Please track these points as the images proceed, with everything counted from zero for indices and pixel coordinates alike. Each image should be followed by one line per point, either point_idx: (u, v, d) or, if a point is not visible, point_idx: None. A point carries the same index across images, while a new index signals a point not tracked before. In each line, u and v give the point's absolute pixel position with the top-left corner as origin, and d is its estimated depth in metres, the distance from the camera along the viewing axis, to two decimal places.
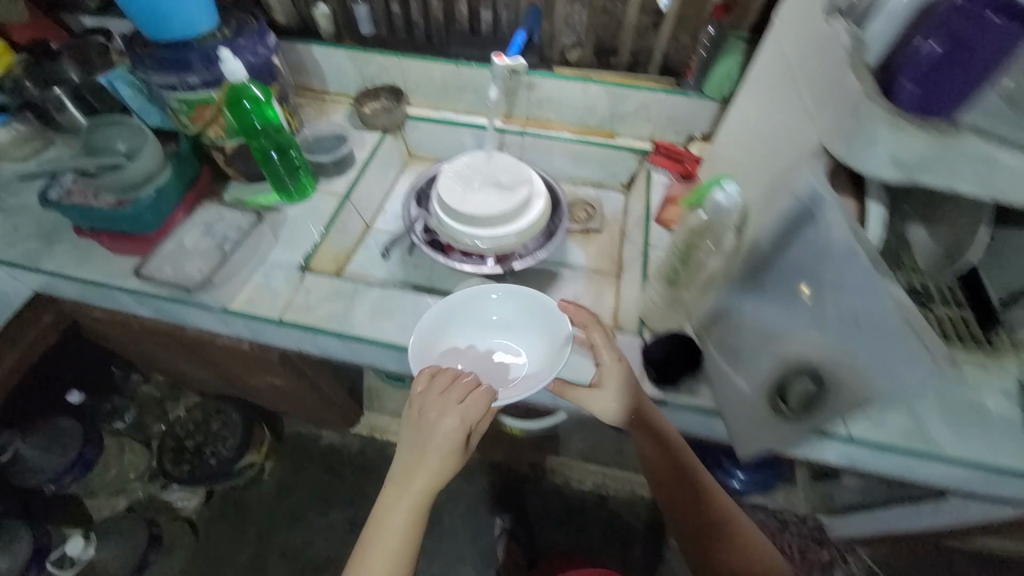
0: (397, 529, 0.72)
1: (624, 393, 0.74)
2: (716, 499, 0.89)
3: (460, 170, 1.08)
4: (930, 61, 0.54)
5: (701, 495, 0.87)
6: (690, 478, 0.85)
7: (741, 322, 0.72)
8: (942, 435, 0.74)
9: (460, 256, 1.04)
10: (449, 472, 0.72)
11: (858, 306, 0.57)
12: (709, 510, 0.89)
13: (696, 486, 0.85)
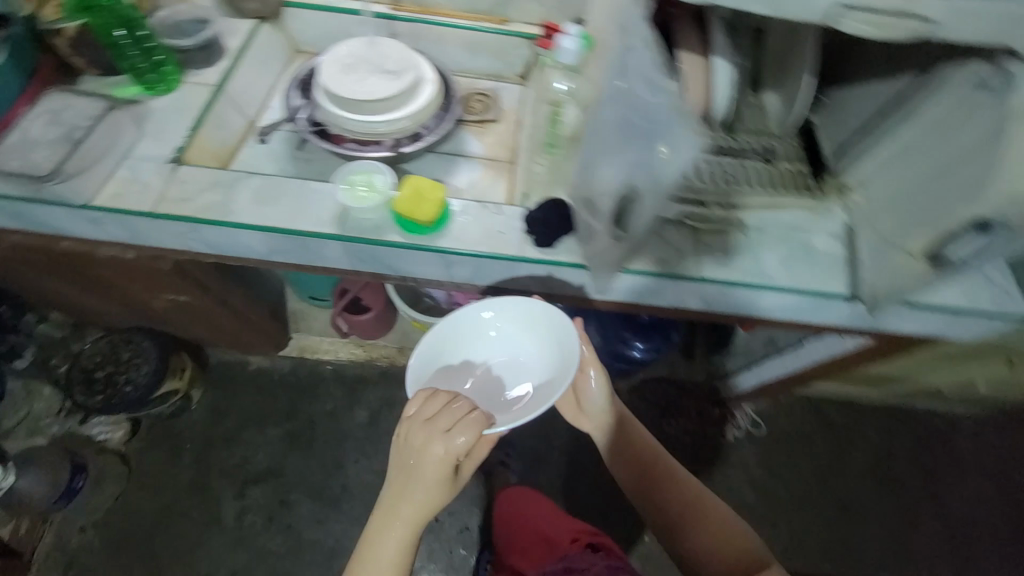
0: (388, 556, 0.77)
1: (603, 393, 0.94)
2: (705, 505, 0.92)
3: (342, 53, 1.02)
4: None
5: (691, 505, 0.92)
6: (670, 493, 0.94)
7: (593, 151, 0.72)
8: (774, 269, 0.87)
9: (352, 147, 1.03)
10: (449, 490, 0.79)
11: (652, 122, 0.58)
12: (713, 527, 0.89)
13: (678, 502, 0.93)
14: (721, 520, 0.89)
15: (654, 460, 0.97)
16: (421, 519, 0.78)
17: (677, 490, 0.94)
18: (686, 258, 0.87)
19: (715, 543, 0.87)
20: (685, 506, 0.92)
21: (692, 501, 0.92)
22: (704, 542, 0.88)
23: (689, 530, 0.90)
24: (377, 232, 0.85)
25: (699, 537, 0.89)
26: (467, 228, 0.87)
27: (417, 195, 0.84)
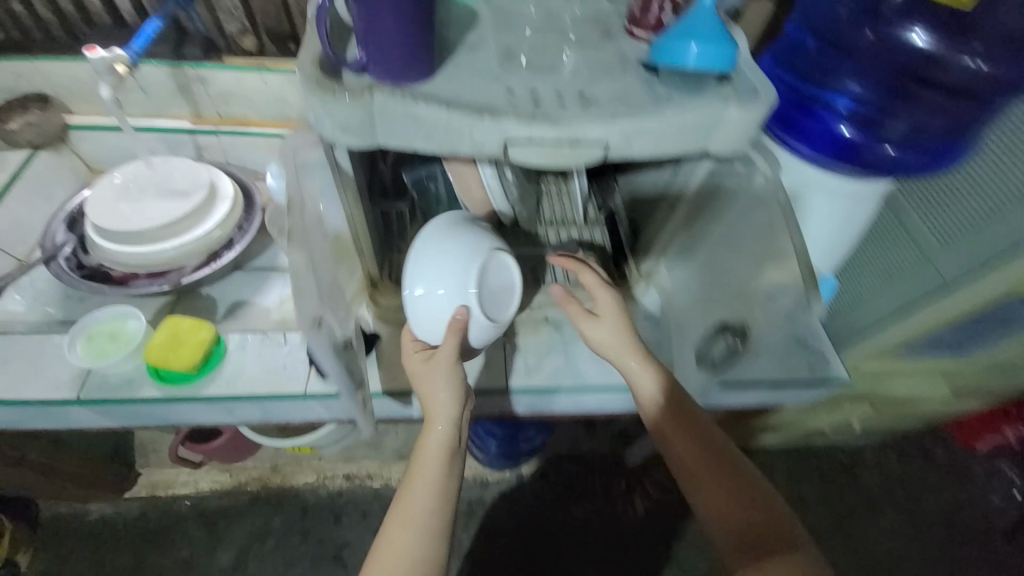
0: (409, 520, 0.67)
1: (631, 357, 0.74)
2: (763, 508, 0.71)
3: (122, 178, 0.93)
4: (371, 28, 0.47)
5: (728, 492, 0.72)
6: (705, 462, 0.73)
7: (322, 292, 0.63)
8: (588, 365, 0.83)
9: (124, 283, 0.90)
10: (442, 401, 0.69)
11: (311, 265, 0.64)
12: (750, 513, 0.70)
13: (708, 475, 0.73)
14: (780, 527, 0.70)
15: (704, 443, 0.73)
16: (435, 454, 0.69)
17: (722, 477, 0.73)
18: (495, 368, 0.82)
19: (749, 528, 0.69)
20: (727, 489, 0.72)
21: (733, 489, 0.72)
22: (729, 532, 0.70)
23: (719, 513, 0.71)
24: (125, 386, 0.72)
25: (729, 520, 0.70)
26: (242, 366, 0.76)
27: (175, 339, 0.74)
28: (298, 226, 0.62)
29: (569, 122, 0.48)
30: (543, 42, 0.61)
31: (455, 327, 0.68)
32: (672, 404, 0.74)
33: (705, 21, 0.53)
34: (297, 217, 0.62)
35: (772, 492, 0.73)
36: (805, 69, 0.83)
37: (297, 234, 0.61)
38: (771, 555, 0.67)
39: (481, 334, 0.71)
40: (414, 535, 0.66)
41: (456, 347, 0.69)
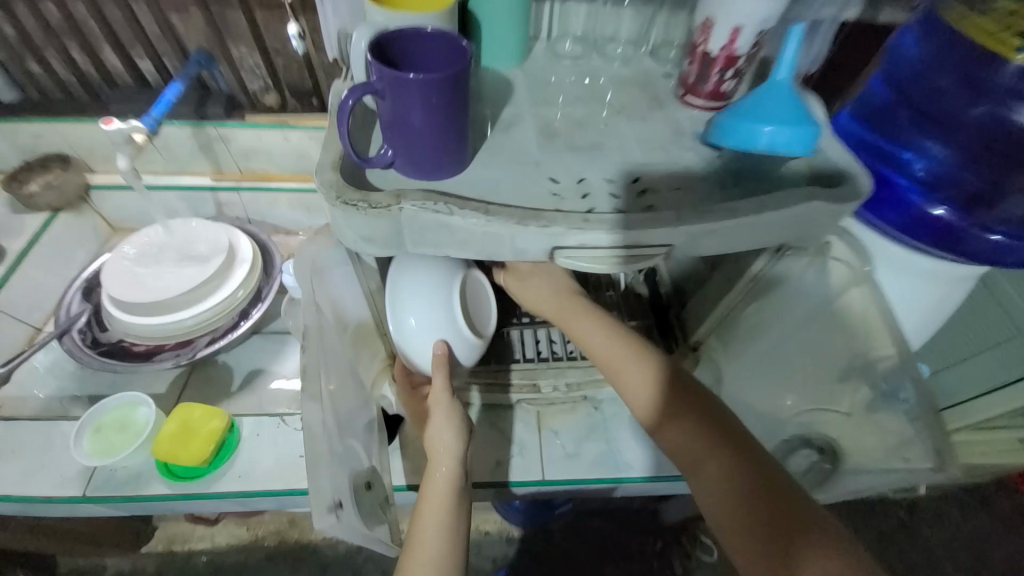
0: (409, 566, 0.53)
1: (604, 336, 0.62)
2: (767, 485, 0.50)
3: (139, 244, 0.90)
4: (401, 126, 0.41)
5: (706, 450, 0.54)
6: (676, 421, 0.56)
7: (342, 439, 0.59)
8: (632, 451, 0.75)
9: (140, 356, 0.86)
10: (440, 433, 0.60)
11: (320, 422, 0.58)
12: (739, 485, 0.51)
13: (687, 442, 0.55)
14: (800, 515, 0.48)
15: (669, 401, 0.58)
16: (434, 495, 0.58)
17: (696, 432, 0.55)
18: (529, 456, 0.75)
19: (739, 502, 0.50)
20: (703, 448, 0.54)
21: (710, 453, 0.54)
22: (715, 499, 0.51)
23: (699, 476, 0.53)
24: (131, 482, 0.69)
25: (709, 490, 0.52)
26: (255, 458, 0.71)
27: (187, 429, 0.71)
28: (313, 366, 0.58)
29: (629, 225, 0.42)
30: (590, 115, 0.55)
31: (438, 363, 0.60)
32: (637, 373, 0.60)
33: (780, 101, 0.46)
34: (313, 355, 0.59)
35: (793, 480, 0.51)
36: (874, 122, 0.61)
37: (310, 380, 0.58)
38: (782, 542, 0.46)
39: (468, 354, 0.63)
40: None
41: (447, 380, 0.61)
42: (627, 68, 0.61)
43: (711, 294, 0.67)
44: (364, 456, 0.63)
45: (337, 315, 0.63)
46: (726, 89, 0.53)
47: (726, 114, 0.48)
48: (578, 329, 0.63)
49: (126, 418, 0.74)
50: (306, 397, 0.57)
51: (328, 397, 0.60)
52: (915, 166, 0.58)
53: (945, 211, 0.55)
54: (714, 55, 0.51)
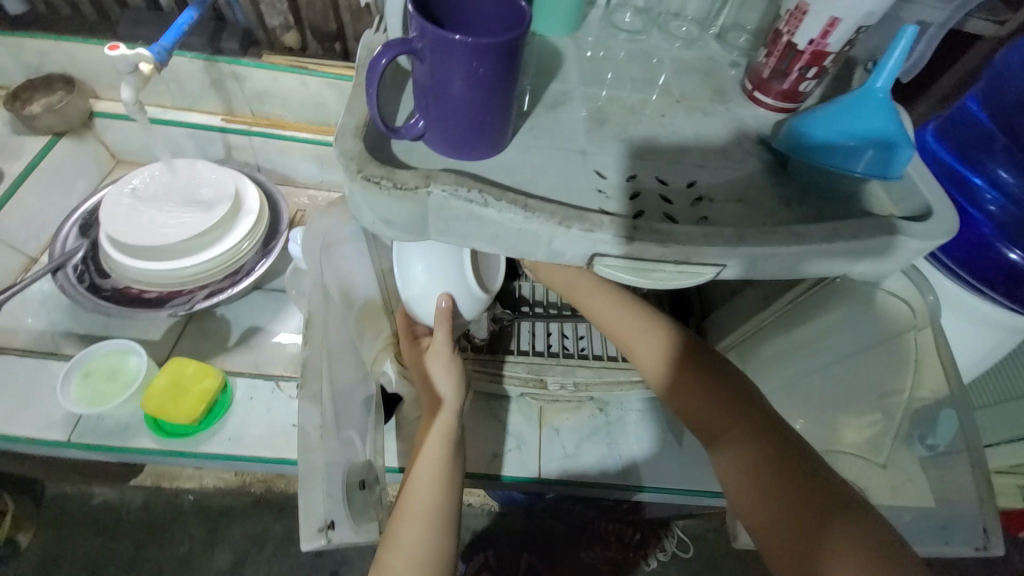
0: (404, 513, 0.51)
1: (615, 305, 0.61)
2: (784, 459, 0.48)
3: (141, 183, 0.85)
4: (437, 95, 0.35)
5: (723, 424, 0.53)
6: (693, 396, 0.56)
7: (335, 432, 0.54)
8: (635, 459, 0.73)
9: (136, 302, 0.83)
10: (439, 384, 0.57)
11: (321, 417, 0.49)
12: (755, 456, 0.49)
13: (705, 418, 0.55)
14: (818, 486, 0.45)
15: (684, 375, 0.57)
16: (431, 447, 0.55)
17: (714, 407, 0.54)
18: (527, 451, 0.72)
19: (755, 474, 0.48)
20: (721, 423, 0.54)
21: (726, 428, 0.53)
22: (736, 467, 0.50)
23: (717, 450, 0.53)
24: (119, 433, 0.70)
25: (725, 463, 0.51)
26: (245, 423, 0.72)
27: (178, 386, 0.70)
28: (314, 359, 0.51)
29: (684, 238, 0.37)
30: (647, 102, 0.49)
31: (440, 317, 0.55)
32: (651, 347, 0.59)
33: (876, 111, 0.40)
34: (313, 346, 0.51)
35: (817, 457, 0.49)
36: (957, 142, 0.54)
37: (309, 377, 0.50)
38: (798, 514, 0.44)
39: (473, 309, 0.57)
40: (415, 528, 0.50)
41: (449, 335, 0.56)
42: (692, 52, 0.55)
43: (742, 310, 0.63)
44: (358, 449, 0.56)
45: (344, 289, 0.59)
46: (803, 89, 0.47)
47: (805, 120, 0.42)
48: (586, 300, 0.61)
49: (117, 366, 0.74)
50: (305, 394, 0.48)
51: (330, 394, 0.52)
52: (989, 199, 0.53)
53: (1019, 255, 0.50)
54: (799, 49, 0.44)
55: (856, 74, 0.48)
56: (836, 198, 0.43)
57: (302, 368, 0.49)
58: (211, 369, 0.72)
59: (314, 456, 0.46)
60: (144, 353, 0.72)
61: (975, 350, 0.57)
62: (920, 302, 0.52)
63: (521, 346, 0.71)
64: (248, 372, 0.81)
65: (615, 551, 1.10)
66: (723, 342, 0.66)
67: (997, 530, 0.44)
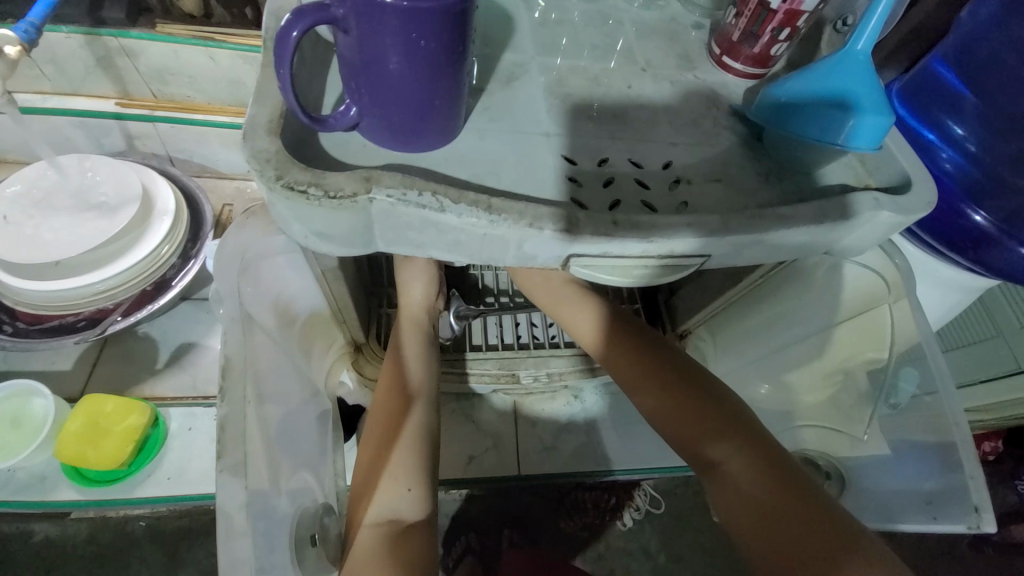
0: (387, 411, 0.52)
1: (585, 310, 0.56)
2: (791, 489, 0.43)
3: (20, 190, 0.71)
4: (375, 73, 0.29)
5: (718, 446, 0.47)
6: (686, 421, 0.49)
7: (287, 474, 0.47)
8: (613, 445, 0.72)
9: (37, 331, 0.71)
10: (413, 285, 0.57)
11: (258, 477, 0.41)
12: (758, 486, 0.44)
13: (683, 423, 0.50)
14: (828, 519, 0.41)
15: (676, 398, 0.50)
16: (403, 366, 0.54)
17: (709, 427, 0.48)
18: (504, 449, 0.70)
19: (754, 488, 0.44)
20: (716, 448, 0.47)
21: (710, 428, 0.48)
22: (734, 478, 0.45)
23: (712, 479, 0.47)
24: (36, 486, 0.62)
25: (723, 495, 0.45)
26: (188, 454, 0.65)
27: (96, 428, 0.60)
28: (234, 419, 0.40)
29: (666, 230, 0.33)
30: (610, 71, 0.44)
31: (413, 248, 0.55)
32: (602, 337, 0.56)
33: (856, 73, 0.37)
34: (231, 403, 0.40)
35: (822, 487, 0.44)
36: (921, 103, 0.53)
37: (228, 443, 0.39)
38: (809, 550, 0.40)
39: None
40: (396, 407, 0.52)
41: None
42: (653, 12, 0.50)
43: (710, 286, 0.61)
44: (310, 489, 0.49)
45: (281, 304, 0.51)
46: (774, 53, 0.43)
47: (782, 86, 0.39)
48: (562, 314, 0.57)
49: (20, 411, 0.63)
50: (224, 465, 0.38)
51: (261, 441, 0.44)
52: (946, 157, 0.51)
53: (983, 218, 0.48)
54: (772, 8, 0.40)
55: (824, 35, 0.46)
56: (813, 171, 0.40)
57: (220, 433, 0.39)
58: (138, 404, 0.62)
59: (238, 548, 0.37)
60: (50, 394, 0.61)
61: (939, 306, 0.58)
62: (890, 267, 0.53)
63: (489, 341, 0.67)
64: (184, 396, 0.72)
65: (593, 517, 1.01)
66: (695, 318, 0.65)
67: (986, 507, 0.45)
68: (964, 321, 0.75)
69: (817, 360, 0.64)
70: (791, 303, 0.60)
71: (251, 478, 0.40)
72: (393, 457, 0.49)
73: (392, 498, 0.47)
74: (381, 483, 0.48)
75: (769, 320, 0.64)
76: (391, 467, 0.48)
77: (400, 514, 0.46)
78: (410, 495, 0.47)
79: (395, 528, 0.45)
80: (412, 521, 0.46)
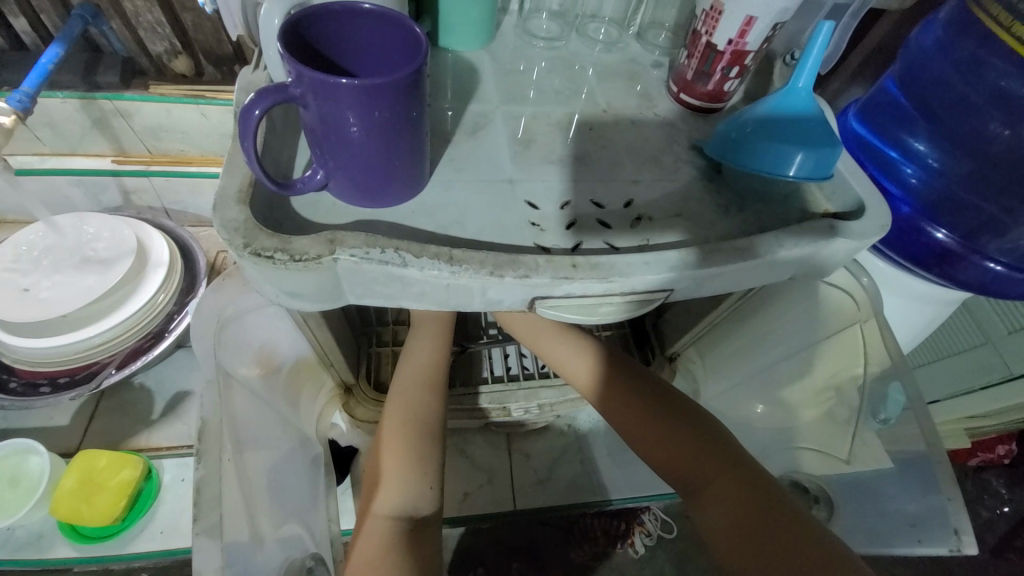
0: (409, 401, 0.52)
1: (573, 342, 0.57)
2: (775, 516, 0.43)
3: (18, 253, 0.73)
4: (336, 139, 0.30)
5: (705, 471, 0.48)
6: (679, 446, 0.50)
7: (275, 526, 0.47)
8: (609, 473, 0.71)
9: (34, 390, 0.72)
10: None
11: (240, 535, 0.41)
12: (745, 509, 0.44)
13: (671, 448, 0.50)
14: (812, 543, 0.41)
15: (665, 421, 0.51)
16: (425, 365, 0.55)
17: (698, 449, 0.49)
18: (500, 483, 0.69)
19: (744, 514, 0.44)
20: (706, 471, 0.48)
21: (698, 454, 0.49)
22: (724, 501, 0.46)
23: (702, 500, 0.47)
24: (31, 545, 0.62)
25: (713, 515, 0.46)
26: (181, 506, 0.65)
27: (89, 484, 0.61)
28: (211, 480, 0.40)
29: (627, 270, 0.34)
30: (573, 115, 0.46)
31: None
32: (585, 363, 0.56)
33: (798, 108, 0.39)
34: (210, 464, 0.40)
35: (805, 511, 0.44)
36: (879, 123, 0.54)
37: (209, 500, 0.39)
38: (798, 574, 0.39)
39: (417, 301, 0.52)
40: (419, 399, 0.52)
41: None
42: (613, 55, 0.52)
43: (693, 309, 0.62)
44: (299, 539, 0.49)
45: (267, 354, 0.52)
46: (728, 89, 0.45)
47: (732, 124, 0.41)
48: (549, 347, 0.57)
49: (14, 471, 0.63)
50: (201, 529, 0.38)
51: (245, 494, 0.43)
52: (908, 173, 0.52)
53: (944, 234, 0.49)
54: (719, 49, 0.42)
55: (775, 69, 0.48)
56: (773, 200, 0.42)
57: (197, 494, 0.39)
58: (131, 458, 0.63)
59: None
60: (44, 451, 0.61)
61: (919, 317, 0.59)
62: (858, 285, 0.54)
63: (480, 374, 0.68)
64: (179, 446, 0.72)
65: (603, 546, 0.98)
66: (682, 341, 0.66)
67: (965, 530, 0.45)
68: (951, 330, 0.75)
69: (807, 377, 0.64)
70: (772, 323, 0.62)
71: (236, 536, 0.40)
72: (414, 449, 0.49)
73: (412, 495, 0.47)
74: (400, 475, 0.48)
75: (755, 340, 0.65)
76: (411, 461, 0.49)
77: (416, 510, 0.47)
78: (428, 491, 0.48)
79: (412, 524, 0.46)
80: (427, 518, 0.47)
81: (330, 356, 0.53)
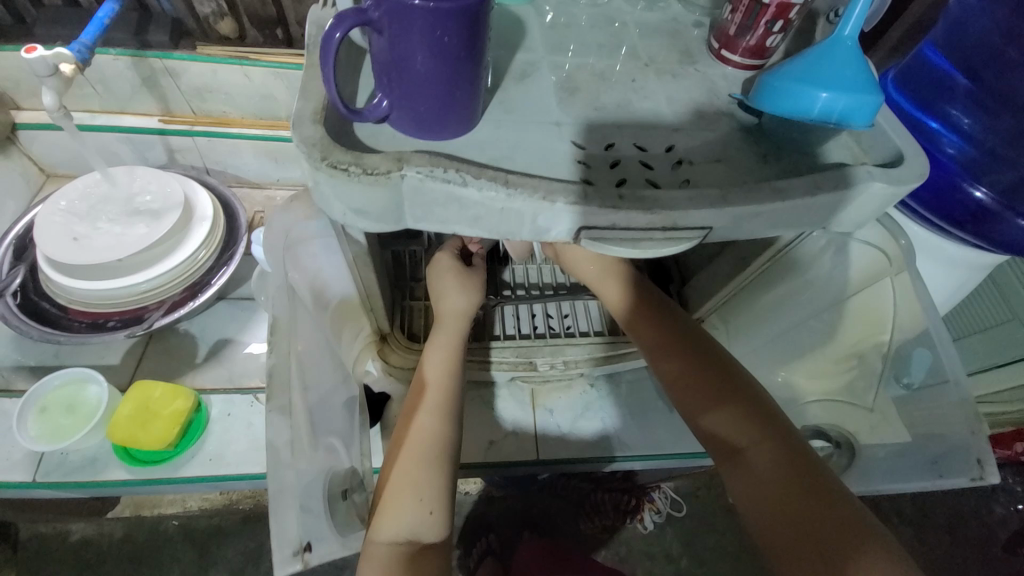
0: (418, 424, 0.54)
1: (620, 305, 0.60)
2: (810, 480, 0.46)
3: (77, 198, 0.78)
4: (405, 67, 0.32)
5: (741, 437, 0.50)
6: (721, 412, 0.52)
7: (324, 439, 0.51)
8: (629, 431, 0.73)
9: (90, 326, 0.77)
10: (455, 293, 0.61)
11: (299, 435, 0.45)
12: (777, 478, 0.47)
13: (713, 409, 0.52)
14: (838, 507, 0.44)
15: (704, 381, 0.54)
16: (443, 384, 0.57)
17: (734, 416, 0.51)
18: (523, 432, 0.72)
19: (779, 481, 0.46)
20: (740, 433, 0.50)
21: (743, 423, 0.50)
22: (757, 470, 0.48)
23: (734, 466, 0.49)
24: (87, 468, 0.66)
25: (742, 479, 0.48)
26: (226, 440, 0.69)
27: (146, 412, 0.66)
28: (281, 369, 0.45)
29: (670, 203, 0.36)
30: (616, 68, 0.47)
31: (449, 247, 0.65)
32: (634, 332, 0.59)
33: (845, 57, 0.40)
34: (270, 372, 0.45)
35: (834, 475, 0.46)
36: (918, 90, 0.54)
37: (277, 388, 0.44)
38: (820, 542, 0.42)
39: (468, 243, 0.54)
40: (433, 421, 0.54)
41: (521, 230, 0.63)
42: (655, 13, 0.53)
43: (719, 274, 0.62)
44: (342, 456, 0.53)
45: (316, 289, 0.57)
46: (770, 45, 0.46)
47: (775, 75, 0.41)
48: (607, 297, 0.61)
49: (76, 398, 0.69)
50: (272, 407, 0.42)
51: (303, 404, 0.48)
52: (948, 143, 0.53)
53: (983, 194, 0.50)
54: (765, 2, 0.43)
55: (818, 27, 0.49)
56: (811, 150, 0.43)
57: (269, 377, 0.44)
58: (183, 390, 0.68)
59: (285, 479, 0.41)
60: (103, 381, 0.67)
61: (944, 285, 0.60)
62: (894, 245, 0.56)
63: (507, 331, 0.71)
64: (222, 387, 0.77)
65: (613, 520, 1.00)
66: (703, 309, 0.66)
67: (989, 458, 0.46)
68: (978, 307, 0.75)
69: (828, 344, 0.65)
70: (801, 290, 0.63)
71: (296, 430, 0.45)
72: (420, 476, 0.50)
73: (414, 522, 0.48)
74: (403, 501, 0.49)
75: (781, 307, 0.66)
76: (416, 488, 0.50)
77: (420, 535, 0.48)
78: (430, 519, 0.49)
79: (414, 550, 0.47)
80: (429, 544, 0.48)
81: (372, 298, 0.56)
